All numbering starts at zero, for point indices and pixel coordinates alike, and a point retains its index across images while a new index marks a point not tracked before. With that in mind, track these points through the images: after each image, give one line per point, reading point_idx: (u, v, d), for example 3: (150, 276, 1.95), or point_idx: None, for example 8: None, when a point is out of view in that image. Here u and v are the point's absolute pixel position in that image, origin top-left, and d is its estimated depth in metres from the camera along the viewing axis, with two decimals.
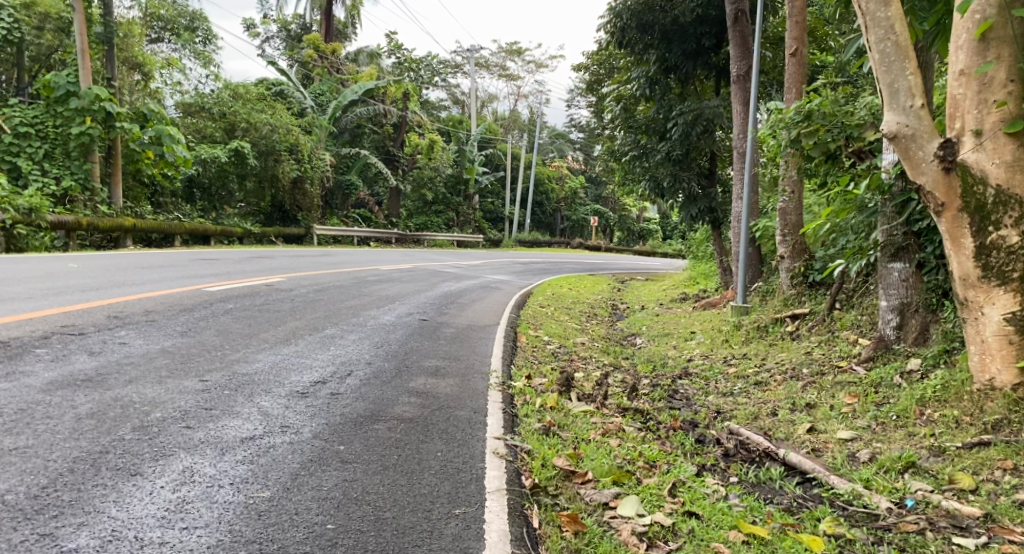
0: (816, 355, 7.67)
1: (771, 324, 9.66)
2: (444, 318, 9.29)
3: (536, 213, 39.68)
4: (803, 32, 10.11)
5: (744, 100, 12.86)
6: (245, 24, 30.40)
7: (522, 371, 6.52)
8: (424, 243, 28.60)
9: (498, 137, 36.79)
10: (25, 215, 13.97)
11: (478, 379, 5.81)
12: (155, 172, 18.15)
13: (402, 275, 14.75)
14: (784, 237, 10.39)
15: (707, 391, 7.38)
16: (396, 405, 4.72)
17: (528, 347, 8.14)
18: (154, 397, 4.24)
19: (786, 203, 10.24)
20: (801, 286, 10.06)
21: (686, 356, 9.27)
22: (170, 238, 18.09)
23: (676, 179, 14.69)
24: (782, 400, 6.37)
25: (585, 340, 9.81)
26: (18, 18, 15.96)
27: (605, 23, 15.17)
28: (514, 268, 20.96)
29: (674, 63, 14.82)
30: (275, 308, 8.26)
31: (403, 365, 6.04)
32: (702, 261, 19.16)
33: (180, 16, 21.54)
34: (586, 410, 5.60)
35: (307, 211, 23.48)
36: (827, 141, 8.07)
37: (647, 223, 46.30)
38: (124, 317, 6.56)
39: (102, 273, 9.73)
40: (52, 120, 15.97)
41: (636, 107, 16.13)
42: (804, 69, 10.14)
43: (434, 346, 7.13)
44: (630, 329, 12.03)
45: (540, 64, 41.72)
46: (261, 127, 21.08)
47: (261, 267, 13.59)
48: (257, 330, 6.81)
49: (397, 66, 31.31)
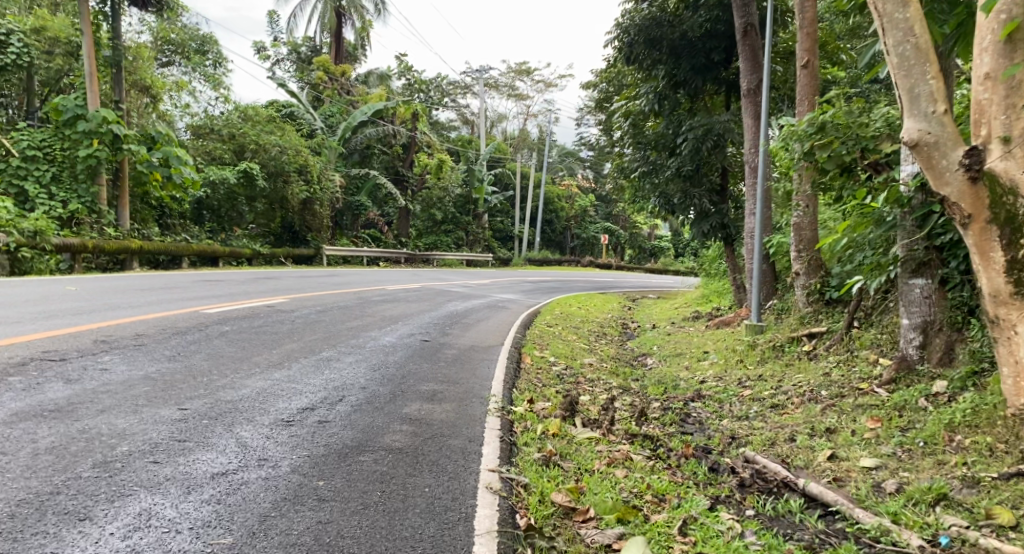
0: (835, 376, 7.33)
1: (788, 343, 9.35)
2: (447, 338, 9.01)
3: (545, 231, 39.47)
4: (814, 43, 9.84)
5: (755, 114, 12.59)
6: (255, 47, 30.54)
7: (524, 395, 6.22)
8: (433, 263, 28.39)
9: (507, 157, 36.70)
10: (30, 238, 13.85)
11: (477, 405, 5.50)
12: (163, 194, 18.02)
13: (408, 294, 14.51)
14: (799, 253, 10.04)
15: (721, 415, 7.07)
16: (386, 434, 4.44)
17: (533, 369, 7.84)
18: (124, 428, 3.98)
19: (801, 219, 9.93)
20: (818, 303, 9.73)
21: (698, 377, 8.94)
22: (177, 260, 17.97)
23: (687, 196, 14.56)
24: (799, 425, 6.08)
25: (593, 361, 9.51)
26: (27, 43, 15.79)
27: (612, 39, 14.99)
28: (523, 286, 20.69)
29: (682, 79, 14.59)
30: (273, 330, 8.01)
31: (398, 390, 5.75)
32: (714, 278, 18.84)
33: (191, 39, 21.54)
34: (592, 436, 5.30)
35: (316, 231, 23.32)
36: (841, 153, 7.84)
37: (658, 241, 45.94)
38: (111, 342, 6.33)
39: (100, 296, 9.53)
40: (60, 143, 15.94)
41: (645, 122, 15.76)
42: (816, 81, 9.85)
43: (433, 369, 6.84)
44: (642, 349, 11.72)
45: (549, 84, 41.68)
46: (270, 149, 20.96)
47: (265, 288, 13.42)
48: (250, 354, 6.56)
49: (407, 88, 31.32)
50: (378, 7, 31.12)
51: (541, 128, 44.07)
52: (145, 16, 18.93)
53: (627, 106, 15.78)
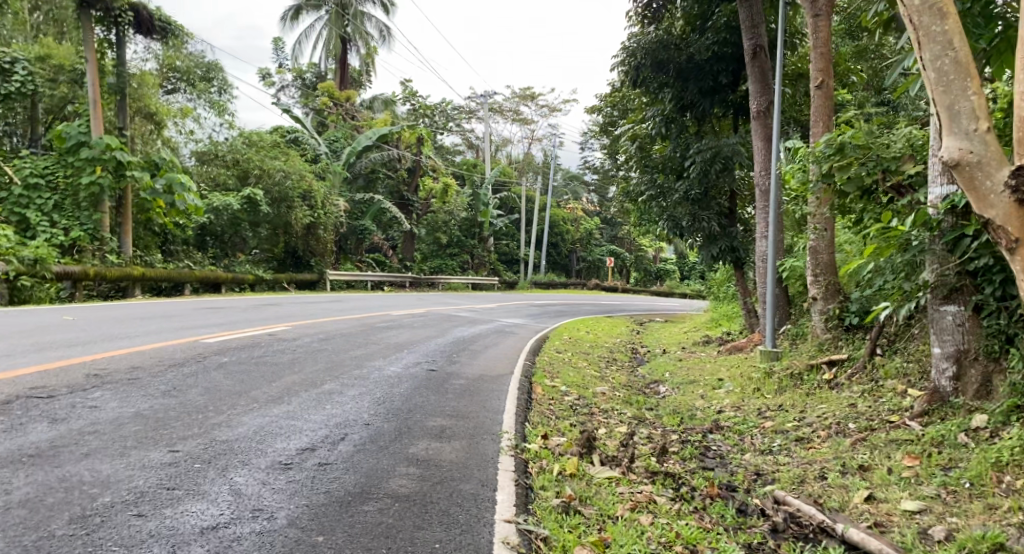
0: (861, 408, 7.01)
1: (807, 371, 9.00)
2: (455, 367, 8.70)
3: (551, 254, 39.20)
4: (828, 64, 9.60)
5: (764, 136, 12.35)
6: (260, 74, 30.58)
7: (537, 430, 5.91)
8: (438, 287, 28.13)
9: (511, 181, 36.62)
10: (30, 266, 13.63)
11: (488, 443, 5.18)
12: (166, 221, 17.82)
13: (413, 320, 14.20)
14: (816, 277, 9.70)
15: (743, 449, 6.74)
16: (392, 479, 4.13)
17: (545, 400, 7.53)
18: (109, 475, 3.69)
19: (817, 242, 9.59)
20: (837, 330, 9.38)
21: (714, 407, 8.60)
22: (180, 287, 17.73)
23: (696, 218, 14.23)
24: (829, 461, 5.77)
25: (605, 389, 9.16)
26: (31, 72, 15.78)
27: (618, 63, 14.83)
28: (529, 310, 20.40)
29: (690, 101, 14.32)
30: (274, 361, 7.72)
31: (404, 426, 5.44)
32: (724, 301, 18.52)
33: (197, 66, 21.46)
34: (612, 476, 4.99)
35: (320, 256, 23.08)
36: (862, 175, 7.53)
37: (664, 264, 45.61)
38: (104, 376, 6.03)
39: (97, 326, 9.27)
40: (63, 170, 15.77)
41: (652, 146, 15.59)
42: (830, 102, 9.59)
43: (441, 401, 6.53)
44: (653, 376, 11.36)
45: (553, 108, 41.64)
46: (274, 174, 20.90)
47: (267, 315, 13.16)
48: (249, 388, 6.25)
49: (411, 113, 31.30)
50: (382, 33, 31.20)
51: (546, 151, 44.02)
52: (151, 44, 18.89)
53: (634, 130, 15.55)
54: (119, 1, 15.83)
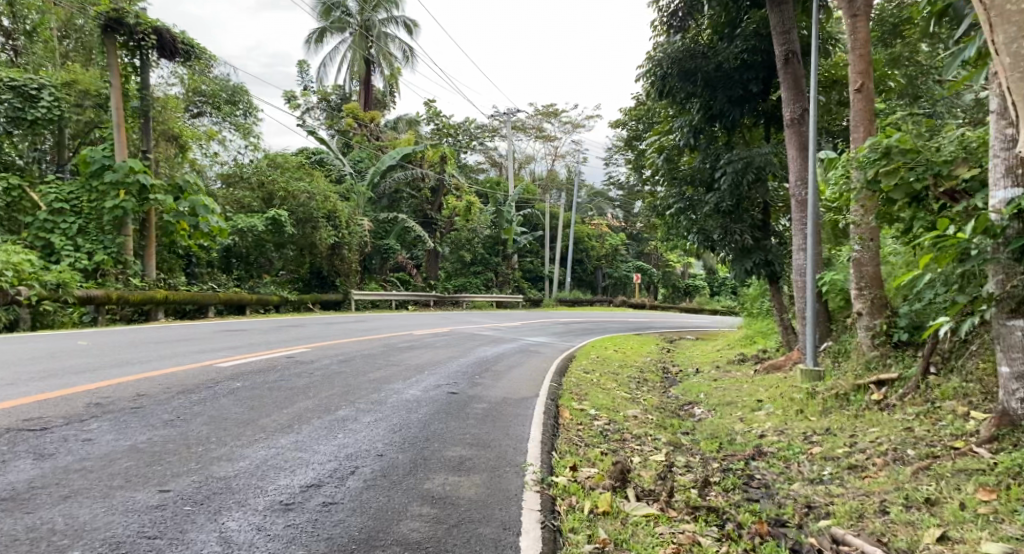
0: (919, 433, 6.45)
1: (853, 391, 8.43)
2: (478, 390, 8.26)
3: (577, 271, 38.75)
4: (868, 66, 9.07)
5: (799, 145, 11.81)
6: (286, 96, 30.63)
7: (565, 460, 5.47)
8: (463, 306, 27.75)
9: (535, 198, 36.32)
10: (52, 291, 13.46)
11: (511, 476, 4.75)
12: (191, 243, 17.60)
13: (436, 340, 13.80)
14: (861, 291, 9.11)
15: (790, 478, 6.21)
16: (402, 524, 3.75)
17: (572, 426, 7.07)
18: (85, 523, 3.38)
19: (861, 253, 9.02)
20: (885, 347, 8.76)
21: (755, 431, 8.05)
22: (204, 309, 17.50)
23: (727, 231, 13.64)
24: (889, 493, 5.24)
25: (637, 412, 8.64)
26: (58, 97, 15.63)
27: (644, 74, 14.41)
28: (555, 329, 19.89)
29: (719, 111, 13.82)
30: (288, 385, 7.35)
31: (420, 457, 5.02)
32: (757, 317, 17.88)
33: (222, 90, 21.47)
34: (650, 513, 4.53)
35: (345, 276, 22.84)
36: (910, 181, 7.09)
37: (692, 279, 44.83)
38: (105, 405, 5.68)
39: (111, 350, 9.01)
40: (87, 194, 15.67)
41: (679, 157, 15.04)
42: (872, 106, 9.04)
43: (462, 428, 6.10)
44: (687, 397, 10.81)
45: (577, 124, 41.33)
46: (298, 196, 20.68)
47: (288, 336, 12.85)
48: (258, 415, 5.88)
49: (435, 132, 31.12)
50: (406, 54, 31.18)
51: (570, 168, 43.63)
52: (176, 69, 18.89)
53: (661, 142, 15.08)
54: (142, 24, 15.68)
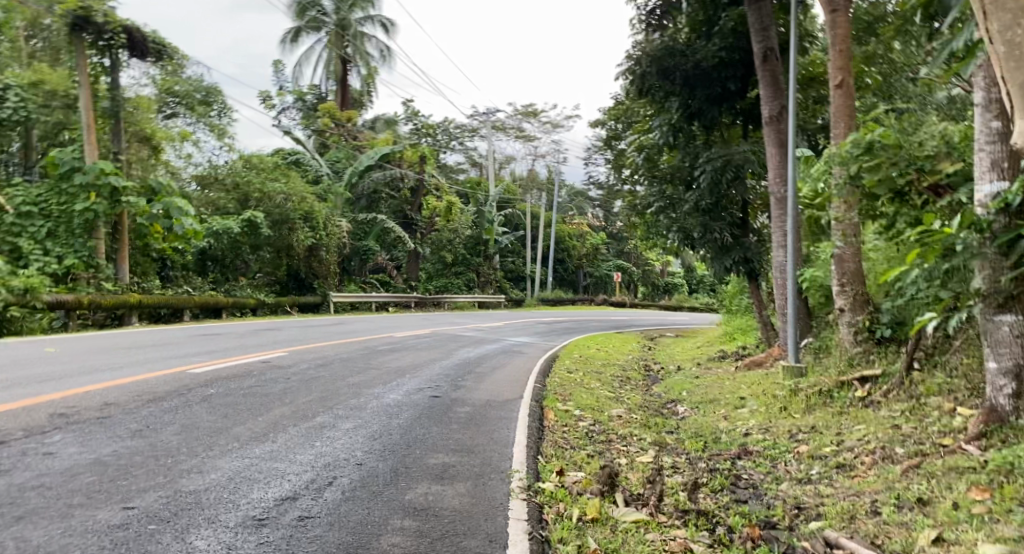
0: (906, 430, 6.39)
1: (837, 388, 8.36)
2: (460, 393, 8.10)
3: (558, 270, 38.69)
4: (848, 61, 9.02)
5: (778, 142, 11.78)
6: (261, 96, 30.23)
7: (551, 465, 5.32)
8: (443, 307, 27.53)
9: (515, 198, 36.20)
10: (20, 296, 13.09)
11: (496, 484, 4.59)
12: (165, 246, 17.22)
13: (416, 342, 13.62)
14: (842, 287, 9.05)
15: (779, 478, 6.12)
16: (384, 538, 3.59)
17: (557, 428, 6.94)
18: (41, 545, 3.18)
19: (842, 249, 8.96)
20: (868, 343, 8.71)
21: (740, 429, 7.96)
22: (179, 313, 17.16)
23: (706, 229, 13.54)
24: (881, 493, 5.16)
25: (620, 412, 8.53)
26: (24, 98, 15.49)
27: (623, 72, 14.33)
28: (536, 328, 19.76)
29: (698, 109, 13.77)
30: (264, 392, 7.14)
31: (401, 465, 4.84)
32: (737, 314, 17.88)
33: (196, 90, 21.08)
34: (640, 519, 4.40)
35: (323, 278, 22.52)
36: (893, 177, 6.96)
37: (672, 278, 44.91)
38: (70, 416, 5.46)
39: (80, 357, 8.74)
40: (56, 197, 15.25)
41: (659, 156, 14.98)
42: (852, 101, 8.99)
43: (443, 433, 5.93)
44: (670, 395, 10.72)
45: (556, 124, 41.24)
46: (275, 197, 20.36)
47: (264, 340, 12.61)
48: (232, 424, 5.68)
49: (414, 133, 30.87)
50: (383, 53, 30.88)
51: (549, 167, 43.55)
52: (149, 69, 18.52)
53: (640, 140, 14.98)
54: (111, 23, 15.32)
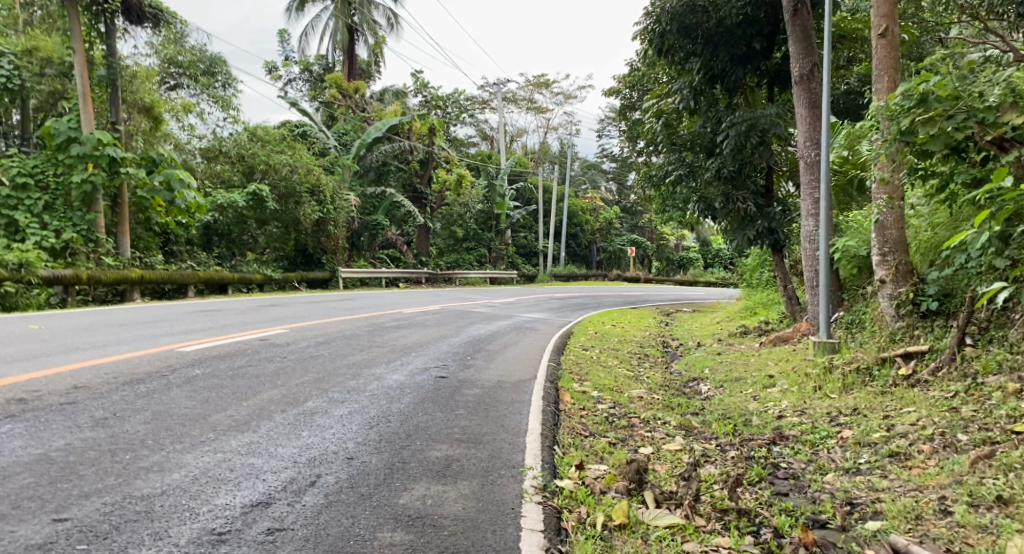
0: (966, 414, 5.69)
1: (877, 366, 7.69)
2: (468, 373, 7.46)
3: (571, 245, 37.86)
4: (893, 7, 8.18)
5: (810, 103, 10.96)
6: (266, 66, 29.39)
7: (570, 457, 4.73)
8: (455, 283, 26.89)
9: (527, 170, 35.34)
10: (14, 271, 12.48)
11: (506, 484, 4.09)
12: (168, 219, 16.55)
13: (425, 318, 12.98)
14: (883, 257, 8.29)
15: (823, 468, 5.45)
16: None
17: (574, 412, 6.30)
18: None
19: (884, 216, 8.22)
20: (911, 317, 7.96)
21: (772, 411, 7.29)
22: (183, 289, 16.59)
23: (729, 199, 12.77)
24: (948, 488, 4.48)
25: (641, 393, 7.88)
26: (18, 65, 14.52)
27: (641, 31, 13.48)
28: (550, 304, 19.04)
29: (721, 70, 12.92)
30: (255, 373, 6.54)
31: (399, 459, 4.29)
32: (758, 288, 17.13)
33: (199, 60, 20.27)
34: (676, 523, 3.95)
35: (331, 253, 21.84)
36: (948, 131, 6.34)
37: (687, 252, 44.00)
38: (29, 402, 4.91)
39: (63, 334, 8.18)
40: (53, 168, 14.58)
41: (679, 122, 14.18)
42: (896, 52, 8.20)
43: (449, 420, 5.30)
44: (691, 373, 10.06)
45: (568, 95, 40.27)
46: (280, 168, 19.66)
47: (266, 316, 12.03)
48: (212, 410, 5.08)
49: (424, 105, 30.01)
50: (390, 21, 29.96)
51: (562, 141, 42.61)
52: (150, 38, 17.76)
53: (659, 105, 14.15)
54: None
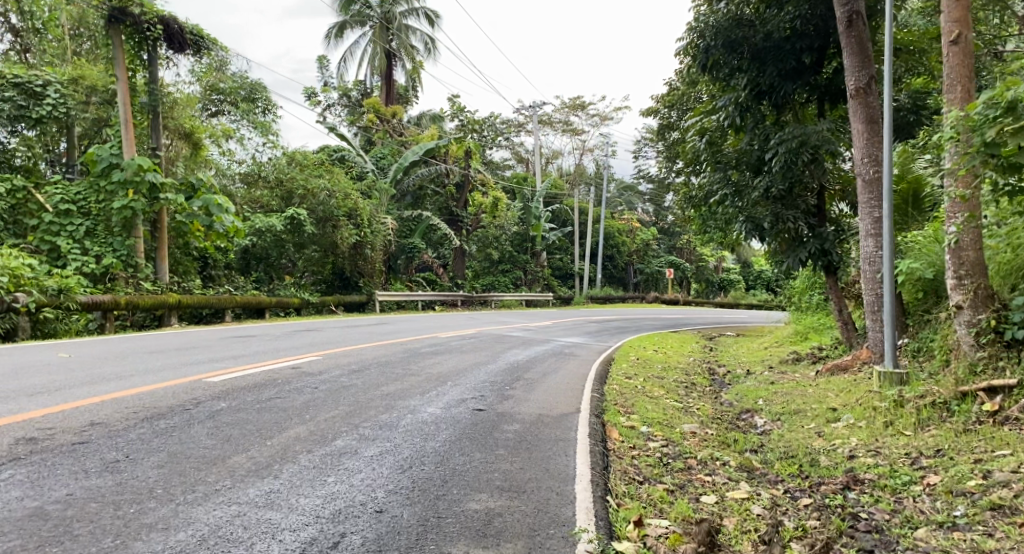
0: None
1: (956, 401, 7.01)
2: (507, 406, 6.94)
3: (608, 268, 37.21)
4: (966, 13, 7.59)
5: (867, 118, 10.30)
6: (305, 92, 29.56)
7: (631, 511, 4.23)
8: (492, 305, 26.46)
9: (563, 192, 34.93)
10: (54, 297, 12.25)
11: (554, 547, 3.66)
12: (206, 244, 16.23)
13: (461, 343, 12.50)
14: (960, 280, 7.55)
15: (911, 521, 4.79)
16: None
17: (624, 453, 5.73)
18: None
19: (961, 237, 7.52)
20: (993, 347, 7.22)
21: (842, 450, 6.61)
22: (221, 313, 16.40)
23: (779, 218, 11.98)
24: None
25: (694, 427, 7.28)
26: (65, 94, 14.52)
27: (684, 47, 12.96)
28: (589, 328, 18.44)
29: (768, 86, 12.22)
30: (282, 406, 6.11)
31: (432, 515, 3.86)
32: (807, 312, 16.35)
33: (240, 87, 20.26)
34: None
35: (369, 277, 21.51)
36: None
37: (727, 274, 42.96)
38: (38, 443, 4.55)
39: (89, 363, 7.87)
40: (96, 195, 14.43)
41: (724, 140, 13.42)
42: (971, 60, 7.58)
43: (488, 463, 4.81)
44: (745, 403, 9.38)
45: (605, 117, 39.81)
46: (318, 193, 19.42)
47: (299, 342, 11.66)
48: (230, 451, 4.65)
49: (460, 128, 29.82)
50: (428, 45, 29.96)
51: (598, 162, 42.16)
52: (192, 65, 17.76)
53: (702, 123, 13.51)
54: (148, 14, 14.45)
